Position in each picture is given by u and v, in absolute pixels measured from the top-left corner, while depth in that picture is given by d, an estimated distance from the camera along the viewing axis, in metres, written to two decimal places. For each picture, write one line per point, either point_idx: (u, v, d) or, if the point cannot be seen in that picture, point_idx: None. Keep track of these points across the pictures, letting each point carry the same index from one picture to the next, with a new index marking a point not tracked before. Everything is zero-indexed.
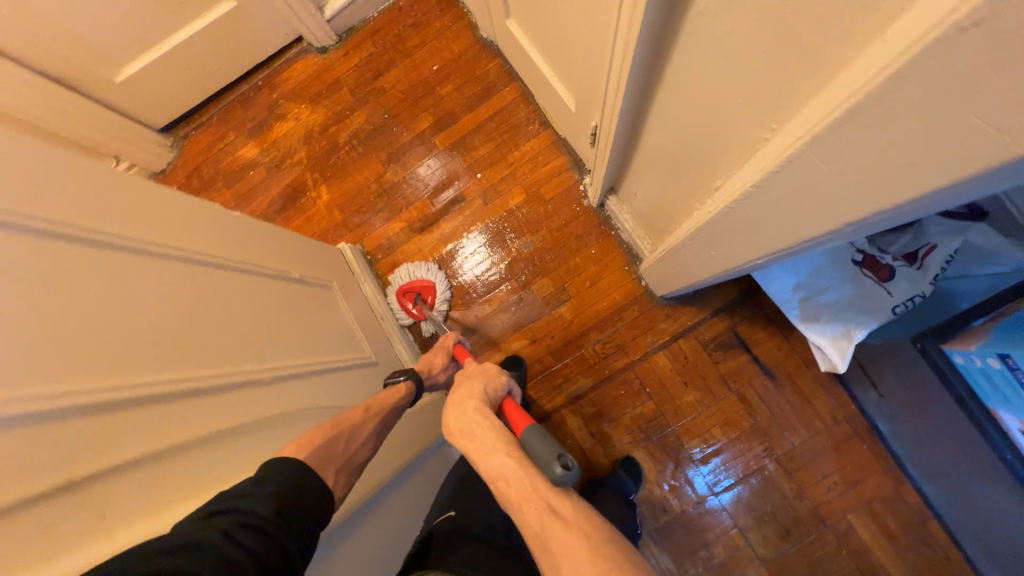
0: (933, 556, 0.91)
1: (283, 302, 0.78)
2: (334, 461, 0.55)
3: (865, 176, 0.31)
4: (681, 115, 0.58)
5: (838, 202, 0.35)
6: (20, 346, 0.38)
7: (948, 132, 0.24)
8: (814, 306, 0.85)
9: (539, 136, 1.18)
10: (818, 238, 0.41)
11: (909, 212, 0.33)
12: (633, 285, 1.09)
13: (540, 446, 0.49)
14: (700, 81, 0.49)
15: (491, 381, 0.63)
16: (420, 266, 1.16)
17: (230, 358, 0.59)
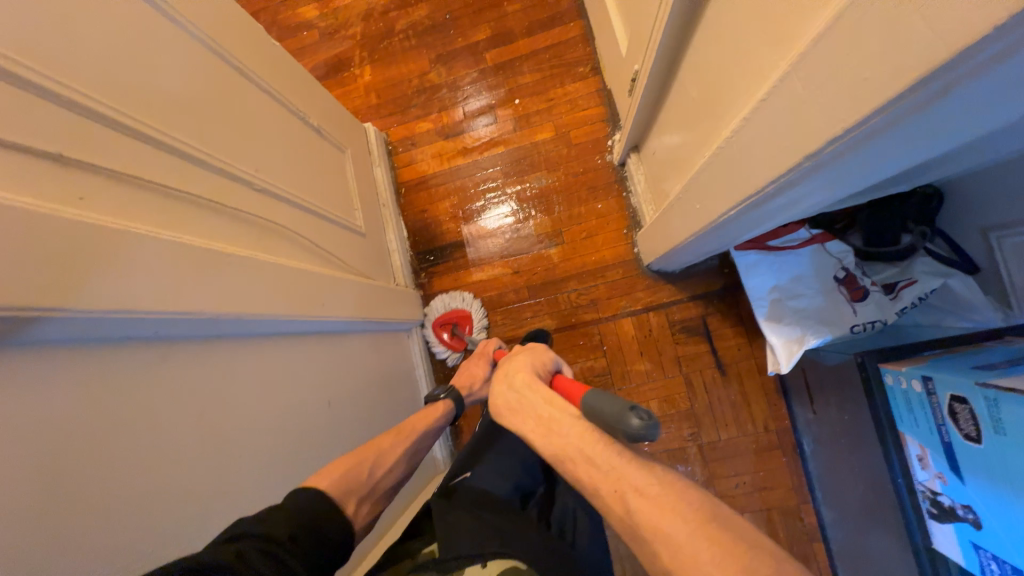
0: (808, 574, 0.96)
1: (298, 138, 0.82)
2: (357, 491, 0.60)
3: (831, 92, 0.33)
4: (712, 56, 0.59)
5: (807, 127, 0.37)
6: (44, 31, 0.42)
7: (899, 29, 0.26)
8: (781, 307, 0.86)
9: (586, 79, 1.17)
10: (781, 179, 0.44)
11: (858, 143, 0.35)
12: (625, 248, 1.11)
13: (609, 405, 0.44)
14: (735, 14, 0.50)
15: (536, 360, 0.61)
16: (455, 296, 1.15)
17: (230, 151, 0.63)
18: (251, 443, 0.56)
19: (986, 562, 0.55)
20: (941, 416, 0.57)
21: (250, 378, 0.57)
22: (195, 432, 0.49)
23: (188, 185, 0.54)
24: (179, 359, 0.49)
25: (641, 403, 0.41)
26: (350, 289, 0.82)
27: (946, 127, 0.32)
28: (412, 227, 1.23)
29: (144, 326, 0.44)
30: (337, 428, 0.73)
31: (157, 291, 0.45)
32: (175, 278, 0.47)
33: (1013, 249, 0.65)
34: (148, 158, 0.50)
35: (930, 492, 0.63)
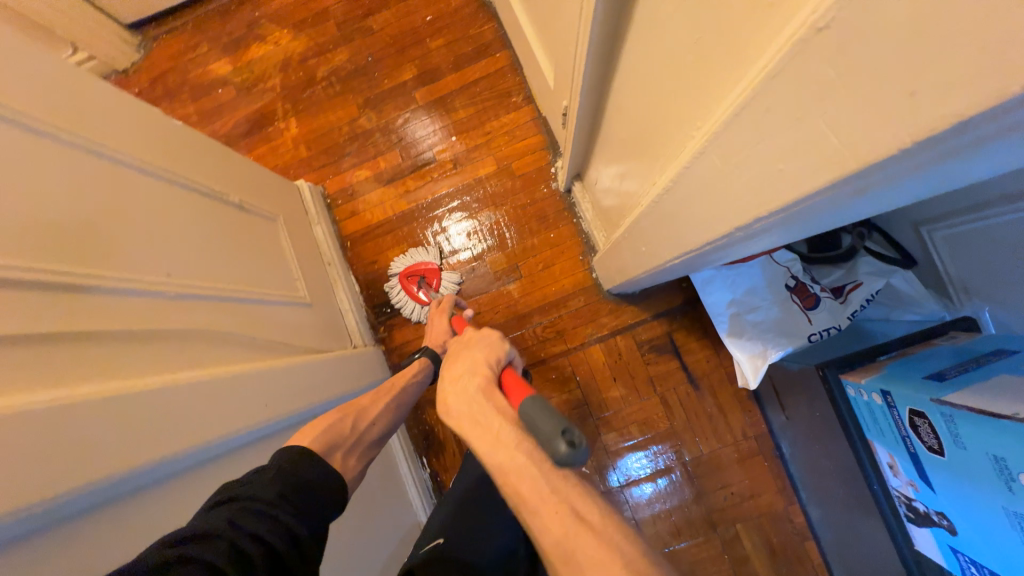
0: (804, 573, 0.97)
1: (218, 221, 0.75)
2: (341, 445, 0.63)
3: (751, 179, 0.32)
4: (636, 103, 0.57)
5: (733, 205, 0.35)
6: None
7: (806, 137, 0.25)
8: (741, 322, 0.87)
9: (521, 110, 1.15)
10: (717, 241, 0.42)
11: (787, 219, 0.33)
12: (584, 274, 1.10)
13: (544, 420, 0.41)
14: (648, 67, 0.48)
15: (491, 354, 0.56)
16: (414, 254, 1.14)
17: (134, 264, 0.56)
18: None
19: (967, 567, 0.56)
20: (903, 428, 0.58)
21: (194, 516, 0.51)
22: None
23: (83, 319, 0.48)
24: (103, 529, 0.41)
25: (574, 425, 0.40)
26: (302, 374, 0.76)
27: (864, 201, 0.31)
28: (364, 281, 1.18)
29: (49, 513, 0.37)
30: None
31: (56, 465, 0.38)
32: (81, 438, 0.40)
33: (947, 242, 0.67)
34: (29, 305, 0.43)
35: (905, 498, 0.63)
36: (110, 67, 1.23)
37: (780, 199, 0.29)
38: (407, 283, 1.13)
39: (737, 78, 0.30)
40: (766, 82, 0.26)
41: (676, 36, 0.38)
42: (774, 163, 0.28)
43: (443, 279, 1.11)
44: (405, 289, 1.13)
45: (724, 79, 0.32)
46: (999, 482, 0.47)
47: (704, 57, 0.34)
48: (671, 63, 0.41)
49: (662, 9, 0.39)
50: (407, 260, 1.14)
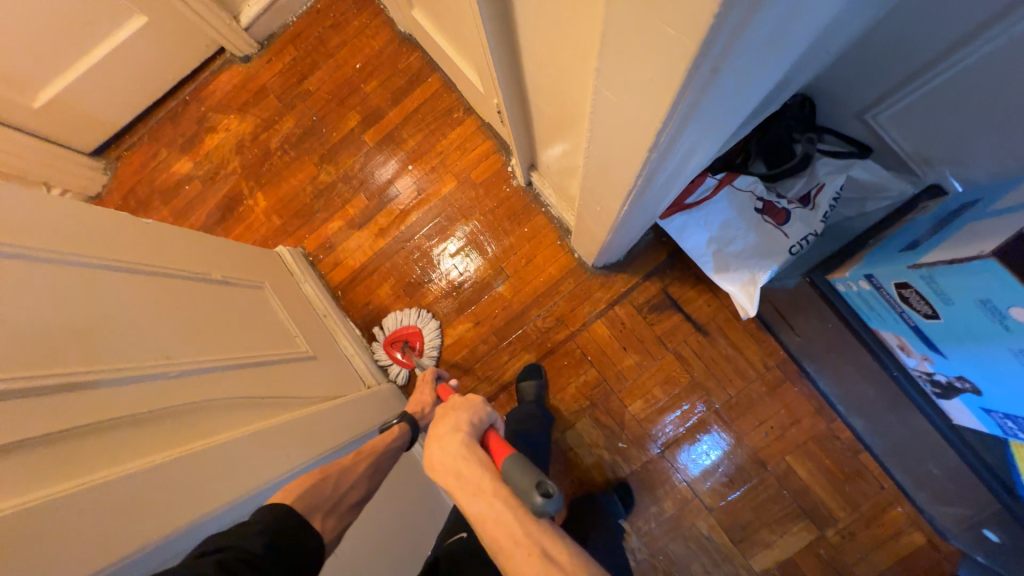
0: (869, 487, 0.96)
1: (206, 301, 0.79)
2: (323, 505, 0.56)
3: (638, 100, 0.33)
4: (548, 77, 0.60)
5: (637, 131, 0.37)
6: None
7: (657, 38, 0.26)
8: (724, 256, 0.87)
9: (464, 122, 1.20)
10: (644, 173, 0.44)
11: (686, 127, 0.35)
12: (566, 257, 1.12)
13: (520, 476, 0.44)
14: (537, 40, 0.51)
15: (474, 411, 0.57)
16: (407, 313, 1.16)
17: (137, 355, 0.60)
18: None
19: (1002, 423, 0.55)
20: (897, 305, 0.58)
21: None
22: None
23: (100, 411, 0.50)
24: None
25: (548, 479, 0.43)
26: (320, 420, 0.77)
27: (745, 89, 0.33)
28: (363, 322, 1.21)
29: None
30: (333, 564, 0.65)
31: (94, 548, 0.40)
32: (111, 518, 0.43)
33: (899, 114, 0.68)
34: (42, 411, 0.45)
35: (925, 374, 0.62)
36: (85, 196, 1.30)
37: (663, 108, 0.31)
38: (391, 345, 1.16)
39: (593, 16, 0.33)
40: (610, 11, 0.28)
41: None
42: (648, 83, 0.31)
43: (424, 339, 1.14)
44: (388, 351, 1.16)
45: (588, 22, 0.35)
46: (992, 324, 0.47)
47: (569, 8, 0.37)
48: (549, 27, 0.43)
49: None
50: (393, 321, 1.17)
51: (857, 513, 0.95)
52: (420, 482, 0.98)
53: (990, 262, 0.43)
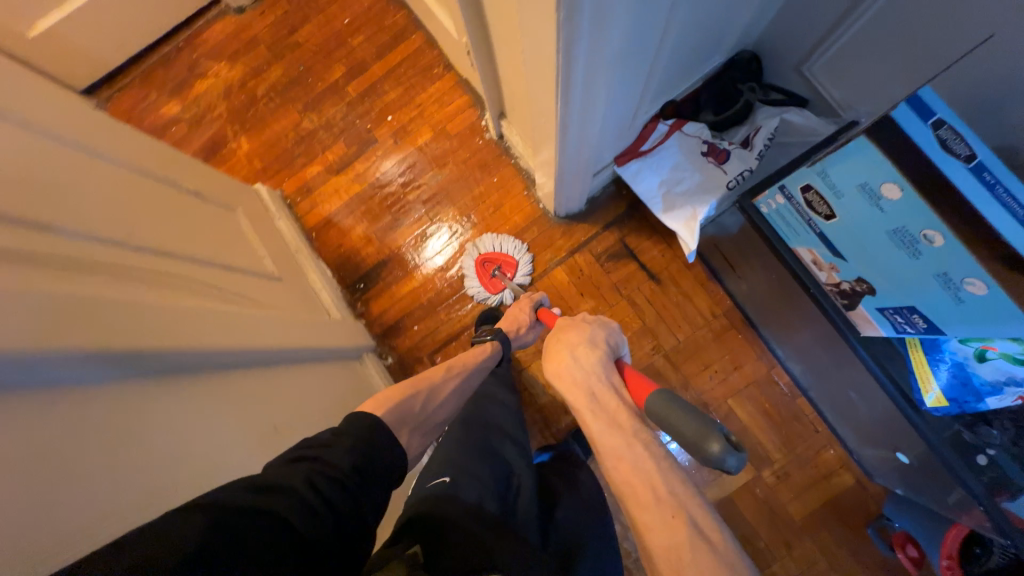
0: (803, 430, 1.00)
1: (175, 203, 0.83)
2: (409, 421, 0.64)
3: None
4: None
5: None
6: None
7: None
8: (672, 197, 0.93)
9: (443, 77, 1.26)
10: (562, 49, 0.50)
11: None
12: (532, 207, 1.17)
13: (690, 424, 0.50)
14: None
15: (611, 336, 0.67)
16: (505, 241, 1.14)
17: (99, 222, 0.63)
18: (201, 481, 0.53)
19: (893, 318, 0.60)
20: (805, 213, 0.64)
21: (180, 420, 0.54)
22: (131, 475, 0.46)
23: (51, 248, 0.54)
24: (75, 403, 0.45)
25: (730, 432, 0.49)
26: (273, 321, 0.81)
27: None
28: (333, 263, 1.24)
29: (32, 370, 0.42)
30: None
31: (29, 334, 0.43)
32: (45, 321, 0.45)
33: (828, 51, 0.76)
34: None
35: (833, 287, 0.67)
36: None
37: None
38: (481, 266, 1.14)
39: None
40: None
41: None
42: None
43: (518, 269, 1.12)
44: (477, 271, 1.14)
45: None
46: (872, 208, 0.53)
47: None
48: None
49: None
50: (488, 246, 1.14)
51: (791, 454, 1.00)
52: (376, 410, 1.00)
53: (861, 139, 0.52)
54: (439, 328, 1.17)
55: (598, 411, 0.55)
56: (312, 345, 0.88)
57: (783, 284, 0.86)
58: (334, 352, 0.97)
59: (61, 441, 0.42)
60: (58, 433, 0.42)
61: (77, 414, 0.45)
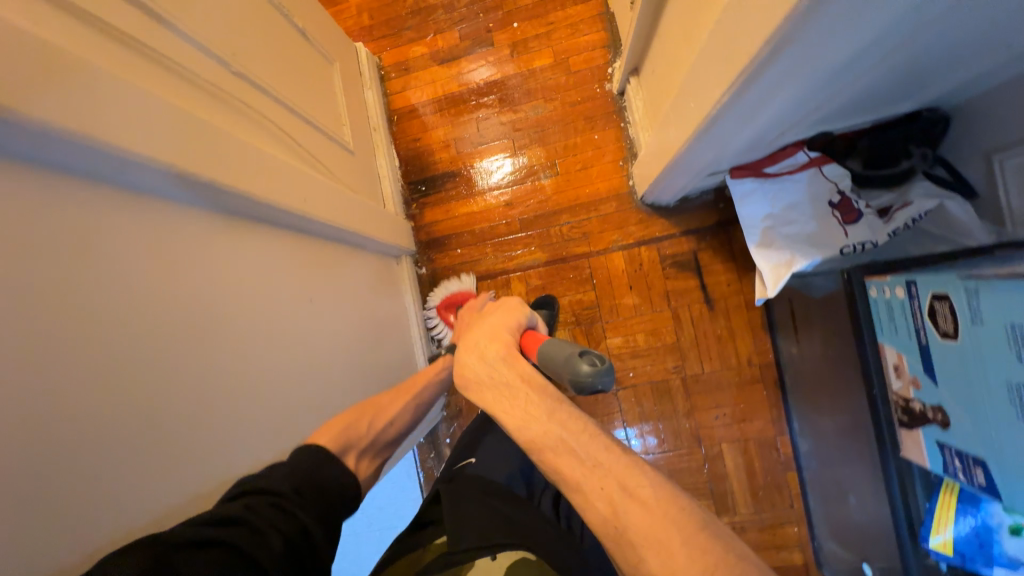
0: (779, 501, 1.01)
1: (281, 35, 0.77)
2: (355, 447, 0.63)
3: None
4: None
5: None
6: None
7: None
8: (773, 234, 0.84)
9: (589, 2, 1.11)
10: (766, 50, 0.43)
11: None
12: (620, 181, 1.09)
13: (559, 353, 0.51)
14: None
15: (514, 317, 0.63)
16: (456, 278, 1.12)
17: (209, 30, 0.59)
18: (224, 327, 0.55)
19: (950, 459, 0.57)
20: (920, 319, 0.57)
21: (212, 263, 0.55)
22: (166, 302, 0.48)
23: (158, 42, 0.51)
24: (124, 210, 0.45)
25: (589, 348, 0.50)
26: (337, 199, 0.80)
27: None
28: (404, 155, 1.20)
29: (93, 161, 0.42)
30: (304, 341, 0.68)
31: (109, 126, 0.41)
32: (132, 121, 0.44)
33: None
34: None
35: (902, 399, 0.63)
36: None
37: None
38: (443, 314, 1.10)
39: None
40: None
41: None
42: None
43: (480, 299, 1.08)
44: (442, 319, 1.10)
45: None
46: (1008, 353, 0.47)
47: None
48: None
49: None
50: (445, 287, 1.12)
51: (756, 515, 1.01)
52: (400, 316, 1.04)
53: None
54: (480, 262, 1.15)
55: (509, 400, 0.50)
56: (361, 234, 0.87)
57: (839, 370, 0.81)
58: (381, 246, 0.98)
59: (106, 243, 0.43)
60: (103, 235, 0.43)
61: (124, 223, 0.45)
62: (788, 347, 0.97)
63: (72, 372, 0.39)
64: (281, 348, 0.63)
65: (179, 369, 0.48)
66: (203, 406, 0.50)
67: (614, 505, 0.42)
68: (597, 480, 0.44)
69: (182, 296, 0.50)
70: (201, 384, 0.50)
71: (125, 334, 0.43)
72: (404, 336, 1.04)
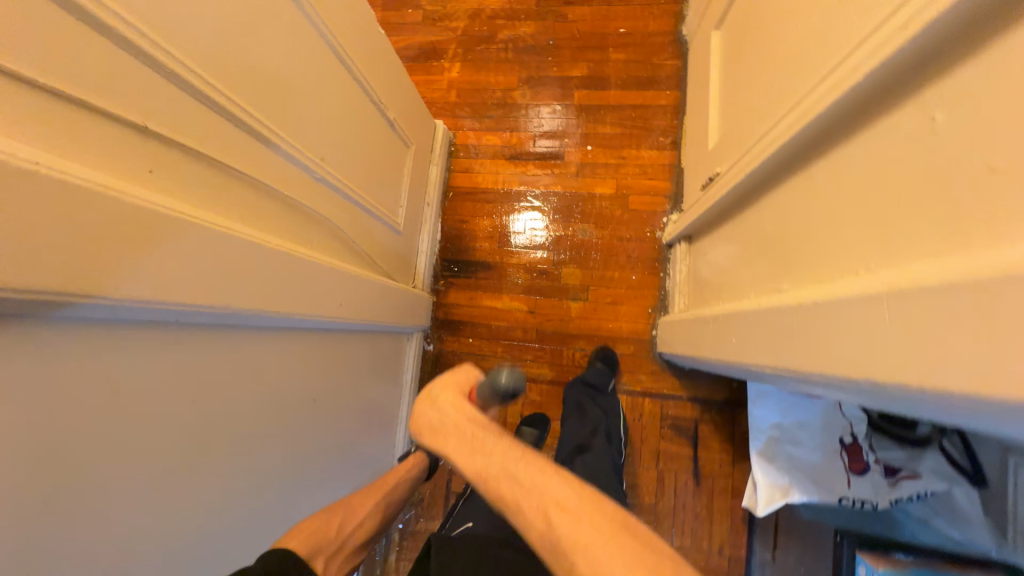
0: None
1: (371, 128, 0.80)
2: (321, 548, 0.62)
3: (904, 350, 0.32)
4: (791, 218, 0.57)
5: (869, 360, 0.36)
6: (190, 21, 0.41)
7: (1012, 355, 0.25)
8: (778, 449, 0.82)
9: (663, 151, 1.15)
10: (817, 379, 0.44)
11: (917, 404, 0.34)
12: (644, 327, 1.09)
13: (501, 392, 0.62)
14: (860, 167, 0.45)
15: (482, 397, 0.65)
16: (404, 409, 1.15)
17: (304, 138, 0.61)
18: (225, 448, 0.52)
19: None
20: None
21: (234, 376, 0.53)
22: (177, 433, 0.46)
23: (256, 161, 0.52)
24: (170, 344, 0.44)
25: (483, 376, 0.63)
26: (370, 293, 0.80)
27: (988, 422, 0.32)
28: (447, 232, 1.22)
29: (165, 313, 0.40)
30: (296, 444, 0.66)
31: (195, 280, 0.41)
32: (213, 266, 0.43)
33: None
34: (214, 133, 0.45)
35: None
36: None
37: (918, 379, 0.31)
38: None
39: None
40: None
41: (933, 157, 0.36)
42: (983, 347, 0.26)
43: None
44: None
45: (984, 238, 0.30)
46: None
47: (967, 192, 0.32)
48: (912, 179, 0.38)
49: (933, 118, 0.36)
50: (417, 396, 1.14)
51: None
52: (392, 398, 1.04)
53: None
54: (487, 358, 1.14)
55: None
56: (382, 323, 0.87)
57: None
58: (396, 328, 0.98)
59: (134, 389, 0.41)
60: (133, 381, 0.41)
61: (161, 361, 0.43)
62: (762, 554, 0.95)
63: (54, 539, 0.36)
64: (277, 457, 0.62)
65: (164, 508, 0.46)
66: (183, 538, 0.48)
67: (549, 519, 0.44)
68: (535, 498, 0.46)
69: (195, 421, 0.48)
70: (187, 516, 0.48)
71: (129, 486, 0.42)
72: (390, 417, 1.03)
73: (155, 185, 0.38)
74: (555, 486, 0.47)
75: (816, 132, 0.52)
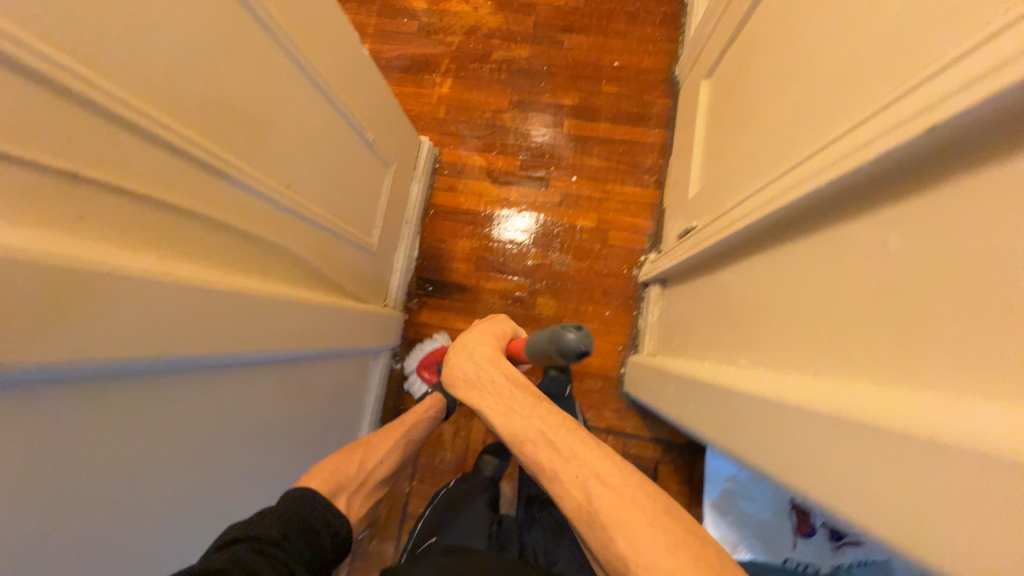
0: None
1: (347, 152, 0.78)
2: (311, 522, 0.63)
3: (847, 484, 0.32)
4: (756, 293, 0.57)
5: (810, 478, 0.36)
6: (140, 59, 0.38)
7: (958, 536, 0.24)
8: (730, 502, 0.85)
9: (647, 189, 1.15)
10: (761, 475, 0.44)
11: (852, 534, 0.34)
12: (613, 363, 1.09)
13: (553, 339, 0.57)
14: (828, 264, 0.45)
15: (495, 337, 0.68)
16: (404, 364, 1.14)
17: (268, 167, 0.58)
18: (164, 499, 0.48)
19: None
20: None
21: (185, 421, 0.49)
22: (111, 490, 0.42)
23: (207, 196, 0.49)
24: (113, 396, 0.40)
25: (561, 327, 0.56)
26: (332, 319, 0.77)
27: None
28: (424, 250, 1.20)
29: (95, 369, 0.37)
30: (241, 482, 0.62)
31: (123, 337, 0.38)
32: (150, 319, 0.40)
33: None
34: (155, 172, 0.42)
35: None
36: None
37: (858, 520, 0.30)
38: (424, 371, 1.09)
39: (1003, 405, 0.26)
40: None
41: None
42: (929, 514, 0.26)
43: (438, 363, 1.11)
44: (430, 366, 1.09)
45: (975, 391, 0.28)
46: None
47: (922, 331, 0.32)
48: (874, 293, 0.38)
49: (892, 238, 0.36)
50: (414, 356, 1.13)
51: None
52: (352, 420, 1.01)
53: None
54: None
55: None
56: (344, 348, 0.85)
57: None
58: (361, 349, 0.95)
59: (65, 451, 0.37)
60: (65, 443, 0.36)
61: (98, 417, 0.39)
62: None
63: None
64: (218, 499, 0.58)
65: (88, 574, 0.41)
66: None
67: (589, 491, 0.45)
68: (574, 468, 0.46)
69: (133, 476, 0.44)
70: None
71: (48, 560, 0.37)
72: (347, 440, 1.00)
73: (65, 236, 0.35)
74: (599, 459, 0.47)
75: (784, 215, 0.52)
